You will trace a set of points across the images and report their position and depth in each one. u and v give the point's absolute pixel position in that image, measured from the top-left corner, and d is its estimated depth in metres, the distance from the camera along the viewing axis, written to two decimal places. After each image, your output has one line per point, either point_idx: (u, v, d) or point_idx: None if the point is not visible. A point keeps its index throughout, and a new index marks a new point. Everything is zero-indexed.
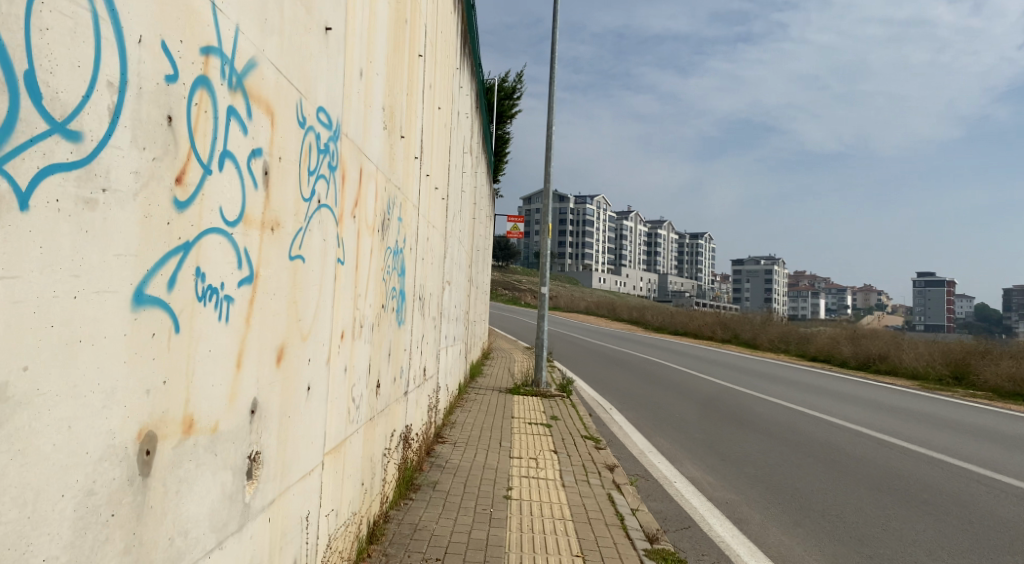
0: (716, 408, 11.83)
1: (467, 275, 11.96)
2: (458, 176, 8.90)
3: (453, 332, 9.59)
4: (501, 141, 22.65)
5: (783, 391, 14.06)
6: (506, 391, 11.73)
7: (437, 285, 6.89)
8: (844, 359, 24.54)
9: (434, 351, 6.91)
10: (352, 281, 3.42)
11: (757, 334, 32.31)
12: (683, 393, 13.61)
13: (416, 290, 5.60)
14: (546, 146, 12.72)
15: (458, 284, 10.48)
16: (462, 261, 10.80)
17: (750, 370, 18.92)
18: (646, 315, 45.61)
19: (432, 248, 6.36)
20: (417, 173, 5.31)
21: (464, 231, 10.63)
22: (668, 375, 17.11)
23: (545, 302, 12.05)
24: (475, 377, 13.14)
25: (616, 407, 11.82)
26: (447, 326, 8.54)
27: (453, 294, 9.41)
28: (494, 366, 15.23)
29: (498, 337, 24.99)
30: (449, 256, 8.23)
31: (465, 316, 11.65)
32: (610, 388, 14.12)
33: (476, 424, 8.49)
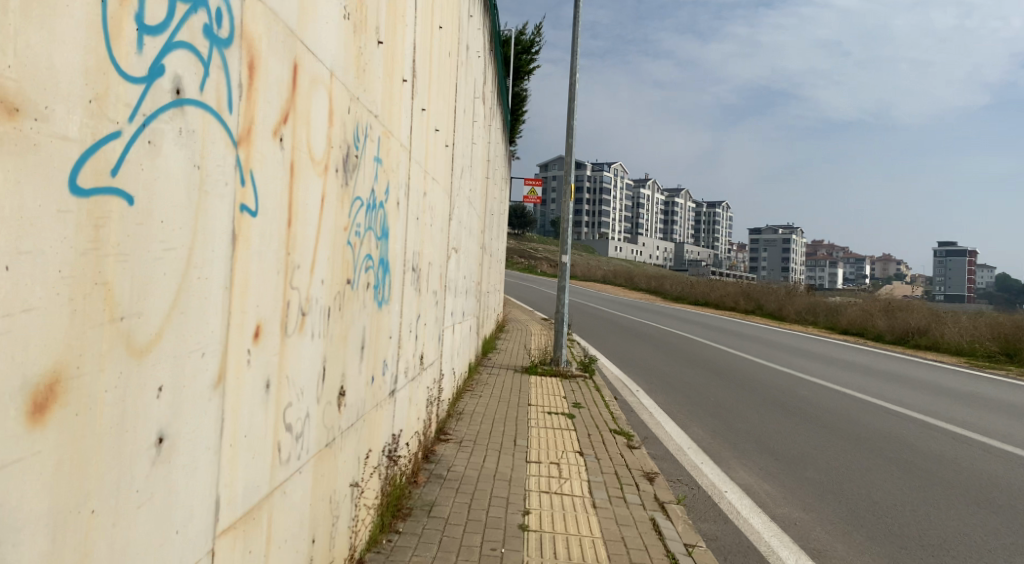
0: (756, 391, 10.55)
1: (479, 241, 10.67)
2: (468, 124, 7.52)
3: (462, 306, 8.33)
4: (518, 98, 21.08)
5: (826, 370, 12.75)
6: (521, 370, 10.54)
7: (438, 252, 5.59)
8: (879, 333, 23.14)
9: (434, 333, 5.64)
10: (281, 242, 2.14)
11: (784, 305, 30.83)
12: (717, 372, 12.32)
13: (408, 260, 4.31)
14: (568, 98, 11.26)
15: (468, 252, 9.15)
16: (473, 226, 9.47)
17: (784, 345, 17.57)
18: (666, 285, 44.16)
19: (431, 207, 5.04)
20: (407, 102, 3.97)
21: (476, 191, 9.27)
22: (694, 350, 15.83)
23: (567, 271, 10.74)
24: (487, 354, 11.92)
25: (644, 389, 10.57)
26: (454, 301, 7.26)
27: (461, 264, 8.11)
28: (509, 341, 14.02)
29: (513, 308, 23.79)
30: (455, 218, 6.89)
31: (476, 288, 10.36)
32: (634, 366, 12.87)
33: (485, 413, 7.26)
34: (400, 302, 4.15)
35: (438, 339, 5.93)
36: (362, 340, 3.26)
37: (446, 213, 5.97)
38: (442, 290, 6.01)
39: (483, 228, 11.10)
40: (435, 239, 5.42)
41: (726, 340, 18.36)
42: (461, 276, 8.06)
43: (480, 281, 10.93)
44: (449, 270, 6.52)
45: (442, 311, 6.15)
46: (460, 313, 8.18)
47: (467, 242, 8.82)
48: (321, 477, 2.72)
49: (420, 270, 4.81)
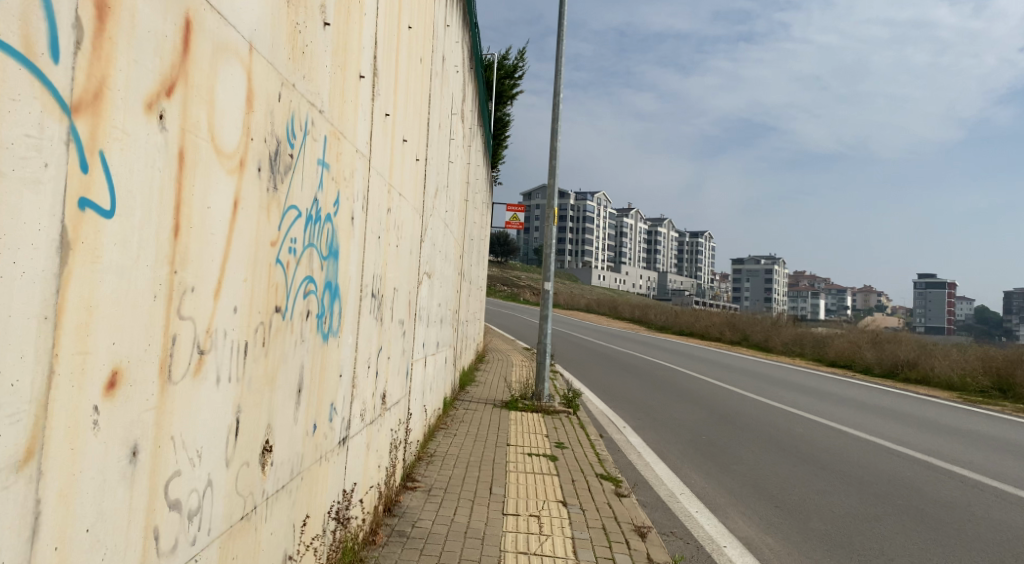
0: (749, 429, 9.99)
1: (458, 269, 10.11)
2: (444, 142, 6.99)
3: (438, 338, 7.73)
4: (501, 124, 20.67)
5: (819, 405, 12.24)
6: (501, 405, 9.92)
7: (406, 278, 5.02)
8: (868, 366, 22.74)
9: (400, 369, 5.04)
10: (161, 259, 1.58)
11: (769, 337, 30.47)
12: (706, 408, 11.76)
13: (367, 287, 3.73)
14: (552, 121, 10.78)
15: (446, 280, 8.57)
16: (451, 253, 8.90)
17: (773, 378, 17.09)
18: (650, 315, 43.72)
19: (397, 229, 4.48)
20: (366, 105, 3.43)
21: (454, 215, 8.71)
22: (681, 383, 15.28)
23: (550, 301, 10.19)
24: (466, 388, 11.27)
25: (631, 426, 10.00)
26: (427, 332, 6.66)
27: (438, 291, 7.51)
28: (489, 373, 13.40)
29: (495, 337, 23.16)
30: (428, 243, 6.31)
31: (454, 318, 9.76)
32: (620, 401, 12.29)
33: (459, 456, 6.62)
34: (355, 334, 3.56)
35: (406, 376, 5.33)
36: (298, 383, 2.67)
37: (416, 236, 5.40)
38: (410, 321, 5.43)
39: (462, 255, 10.55)
40: (403, 264, 4.85)
41: (714, 372, 17.84)
42: (436, 305, 7.46)
43: (458, 311, 10.34)
44: (420, 299, 5.94)
45: (411, 344, 5.54)
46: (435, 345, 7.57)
47: (445, 268, 8.22)
48: (230, 562, 2.12)
49: (382, 298, 4.23)
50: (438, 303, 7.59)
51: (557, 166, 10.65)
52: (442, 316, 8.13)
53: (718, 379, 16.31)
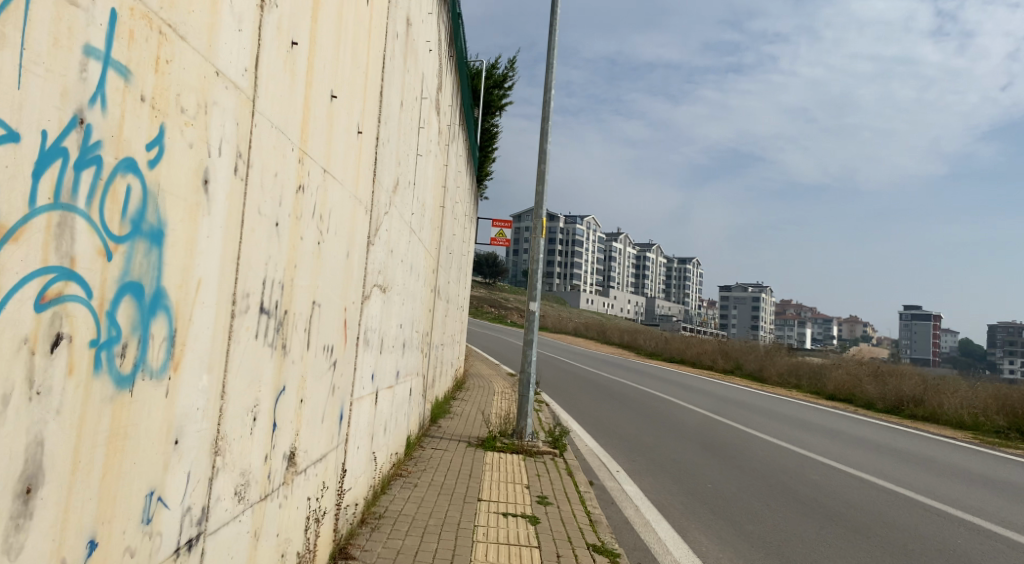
0: (760, 477, 8.72)
1: (431, 286, 8.79)
2: (408, 128, 5.69)
3: (399, 366, 6.40)
4: (488, 136, 19.44)
5: (835, 449, 11.00)
6: (476, 443, 8.58)
7: (338, 290, 3.71)
8: (870, 400, 21.52)
9: (327, 415, 3.73)
10: None
11: (764, 366, 29.26)
12: (709, 449, 10.49)
13: (246, 297, 2.42)
14: (542, 123, 9.52)
15: (414, 299, 7.26)
16: (422, 265, 7.59)
17: (775, 413, 15.84)
18: (640, 340, 42.48)
19: (318, 216, 3.18)
20: (241, 5, 2.15)
21: (424, 220, 7.41)
22: (677, 417, 14.02)
23: (535, 324, 8.88)
24: (437, 422, 9.90)
25: (625, 470, 8.72)
26: (379, 363, 5.33)
27: (399, 311, 6.18)
28: (467, 403, 12.05)
29: (477, 361, 21.83)
30: (382, 248, 5.00)
31: (425, 342, 8.42)
32: (611, 437, 11.01)
33: (416, 518, 5.27)
34: (219, 371, 2.25)
35: (338, 421, 3.99)
36: (27, 476, 1.35)
37: (358, 238, 4.10)
38: (348, 350, 4.13)
39: (437, 270, 9.25)
40: (332, 270, 3.54)
41: (711, 404, 16.55)
42: (397, 328, 6.13)
43: (430, 333, 9.02)
44: (365, 319, 4.60)
45: (349, 379, 4.22)
46: (395, 376, 6.23)
47: (412, 282, 6.91)
48: None
49: (288, 316, 2.91)
50: (400, 325, 6.26)
51: (547, 173, 9.40)
52: (407, 341, 6.80)
53: (716, 412, 15.05)
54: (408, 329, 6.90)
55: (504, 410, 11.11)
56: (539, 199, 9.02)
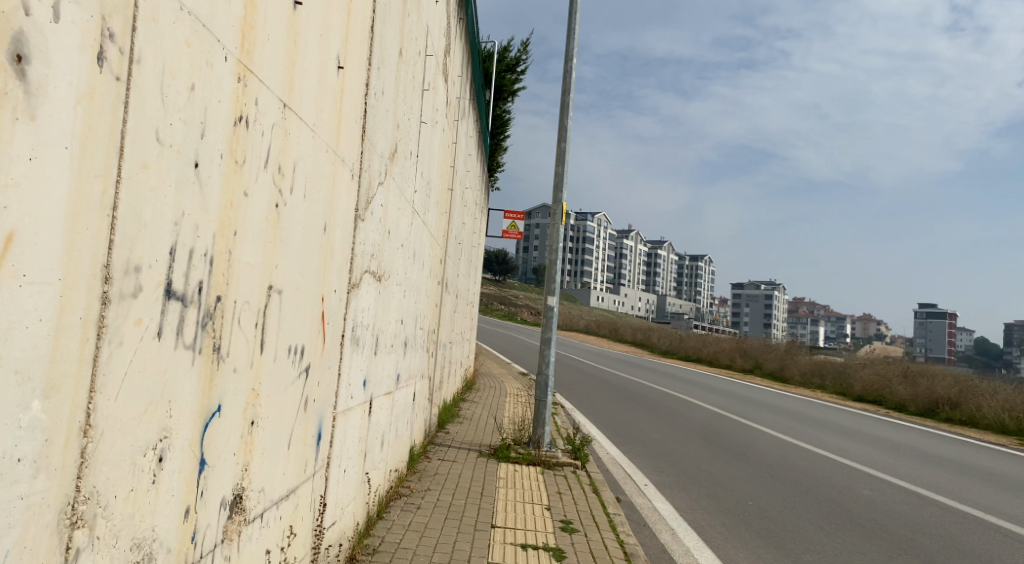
0: (805, 494, 7.85)
1: (438, 277, 7.90)
2: (408, 86, 4.78)
3: (400, 368, 5.51)
4: (499, 123, 18.51)
5: (878, 459, 10.10)
6: (488, 454, 7.69)
7: (310, 271, 2.81)
8: (900, 402, 20.47)
9: (295, 437, 2.83)
10: None
11: (785, 366, 28.24)
12: (742, 459, 9.61)
13: (139, 272, 1.54)
14: (561, 97, 8.57)
15: (420, 292, 6.38)
16: (428, 252, 6.70)
17: (805, 416, 14.89)
18: (654, 338, 41.44)
19: (271, 165, 2.29)
20: None
21: (430, 202, 6.51)
22: (700, 419, 13.14)
23: (554, 321, 7.98)
24: (444, 428, 9.02)
25: (654, 484, 7.85)
26: (375, 367, 4.45)
27: (400, 304, 5.28)
28: (477, 407, 11.18)
29: (487, 359, 20.98)
30: (376, 226, 4.10)
31: (431, 340, 7.53)
32: (633, 443, 10.15)
33: (418, 552, 4.39)
34: (79, 392, 1.37)
35: (314, 442, 3.11)
36: None
37: (340, 207, 3.20)
38: (329, 350, 3.23)
39: (445, 259, 8.32)
40: (299, 244, 2.64)
41: (735, 405, 15.62)
42: (397, 323, 5.23)
43: (438, 330, 8.14)
44: (353, 314, 3.70)
45: (330, 388, 3.33)
46: (395, 379, 5.33)
47: (417, 270, 6.02)
48: None
49: (224, 303, 2.02)
50: (400, 321, 5.37)
51: (567, 152, 8.47)
52: (410, 338, 5.91)
53: (741, 414, 14.15)
54: (411, 325, 6.01)
55: (518, 415, 10.23)
56: (559, 181, 8.09)
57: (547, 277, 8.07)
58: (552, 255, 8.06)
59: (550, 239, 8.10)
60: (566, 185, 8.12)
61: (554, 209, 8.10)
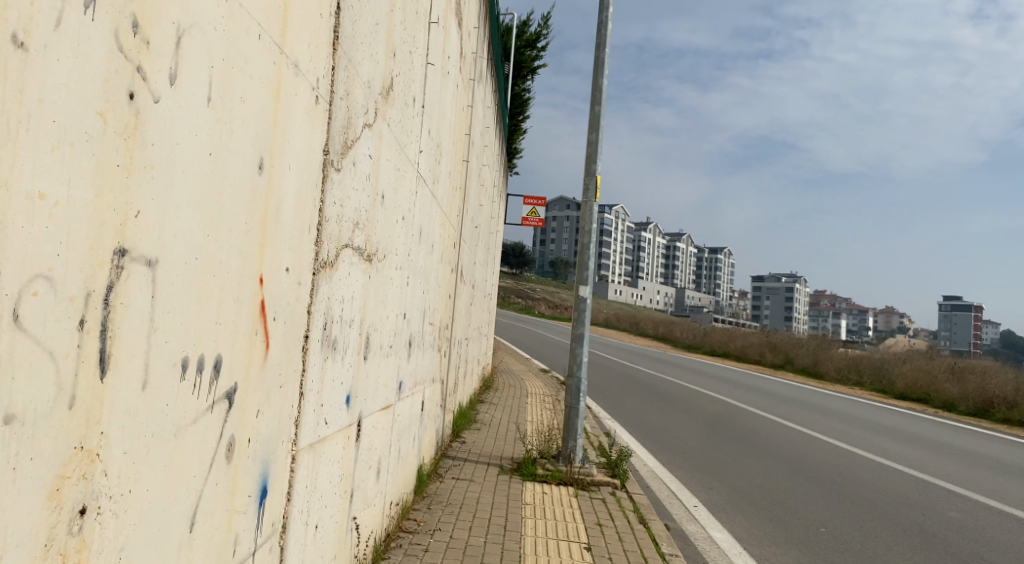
0: (883, 518, 6.71)
1: (452, 264, 6.80)
2: (409, 7, 3.65)
3: (402, 375, 4.40)
4: (518, 104, 17.37)
5: (952, 470, 8.91)
6: (511, 470, 6.58)
7: (227, 234, 1.67)
8: (949, 400, 19.08)
9: (208, 509, 1.70)
10: None
11: (818, 361, 26.93)
12: (797, 470, 8.47)
13: None
14: (595, 56, 7.40)
15: (428, 282, 5.26)
16: (438, 234, 5.58)
17: (854, 416, 13.66)
18: (677, 332, 40.10)
19: (105, 10, 1.16)
20: None
21: (441, 171, 5.39)
22: (740, 420, 11.99)
23: (587, 315, 6.82)
24: (460, 436, 7.92)
25: (705, 506, 6.73)
26: (363, 378, 3.32)
27: (400, 295, 4.15)
28: (496, 410, 10.09)
29: (507, 355, 19.92)
30: (362, 186, 2.96)
31: (443, 339, 6.43)
32: (672, 452, 9.04)
33: None
34: None
35: (252, 504, 1.99)
36: None
37: (291, 141, 2.07)
38: (274, 360, 2.11)
39: (460, 243, 7.21)
40: (194, 177, 1.50)
41: (775, 404, 14.42)
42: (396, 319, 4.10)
43: (451, 325, 7.04)
44: (324, 305, 2.57)
45: (280, 418, 2.20)
46: (395, 391, 4.21)
47: (423, 254, 4.88)
48: None
49: None
50: (402, 317, 4.24)
51: (602, 119, 7.30)
52: (415, 337, 4.78)
53: (783, 413, 12.97)
54: (417, 323, 4.89)
55: (543, 421, 9.11)
56: (592, 152, 6.92)
57: (579, 266, 6.90)
58: (585, 237, 6.91)
59: (582, 221, 6.93)
60: (601, 156, 6.96)
61: (587, 186, 6.94)
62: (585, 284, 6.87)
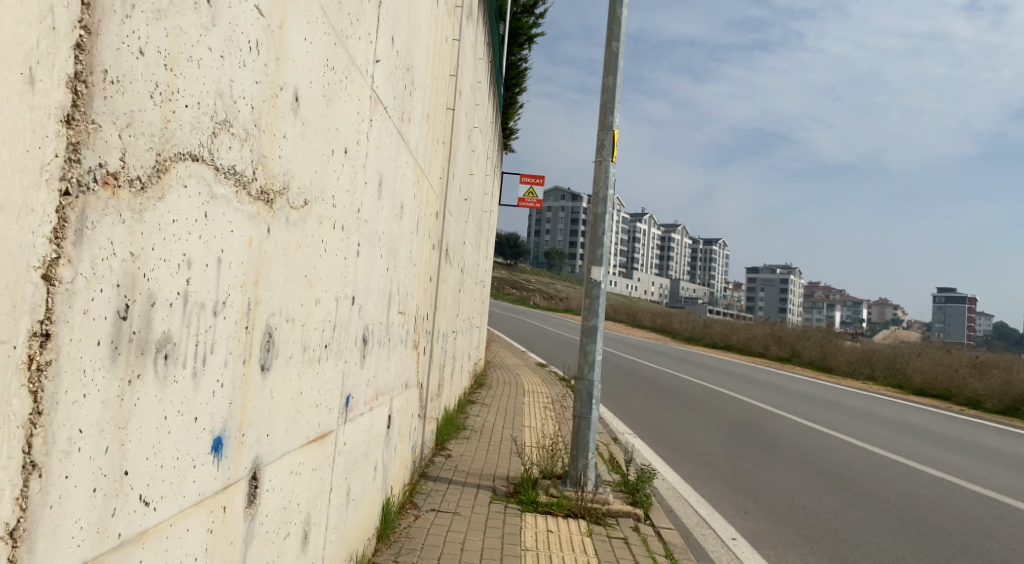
0: (968, 555, 5.50)
1: (434, 240, 5.45)
2: None
3: (350, 385, 3.05)
4: (514, 75, 15.98)
5: (1017, 484, 7.76)
6: (506, 497, 5.25)
7: None
8: (973, 395, 17.68)
9: None
10: None
11: (826, 355, 25.75)
12: (843, 489, 7.30)
13: None
14: None
15: (397, 259, 3.89)
16: (413, 194, 4.22)
17: (879, 414, 12.50)
18: (677, 324, 38.79)
19: None
20: None
21: (415, 109, 4.04)
22: (761, 422, 10.80)
23: (602, 303, 5.47)
24: (444, 449, 6.60)
25: (748, 539, 5.47)
26: (259, 402, 1.96)
27: (342, 268, 2.77)
28: (488, 413, 8.79)
29: (501, 348, 18.62)
30: (235, 49, 1.59)
31: (421, 335, 5.09)
32: (694, 466, 7.84)
33: None
34: None
35: None
36: None
37: None
38: None
39: (444, 215, 5.85)
40: None
41: (794, 401, 13.19)
42: (337, 304, 2.72)
43: (433, 317, 5.70)
44: (113, 264, 1.19)
45: None
46: (336, 410, 2.85)
47: (387, 217, 3.50)
48: None
49: None
50: (346, 303, 2.87)
51: (619, 61, 5.93)
52: (374, 332, 3.42)
53: (805, 413, 11.81)
54: (378, 313, 3.51)
55: (544, 431, 7.81)
56: (609, 101, 5.56)
57: (591, 243, 5.55)
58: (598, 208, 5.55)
59: (594, 186, 5.57)
60: (618, 107, 5.61)
61: (601, 143, 5.58)
62: (600, 266, 5.51)
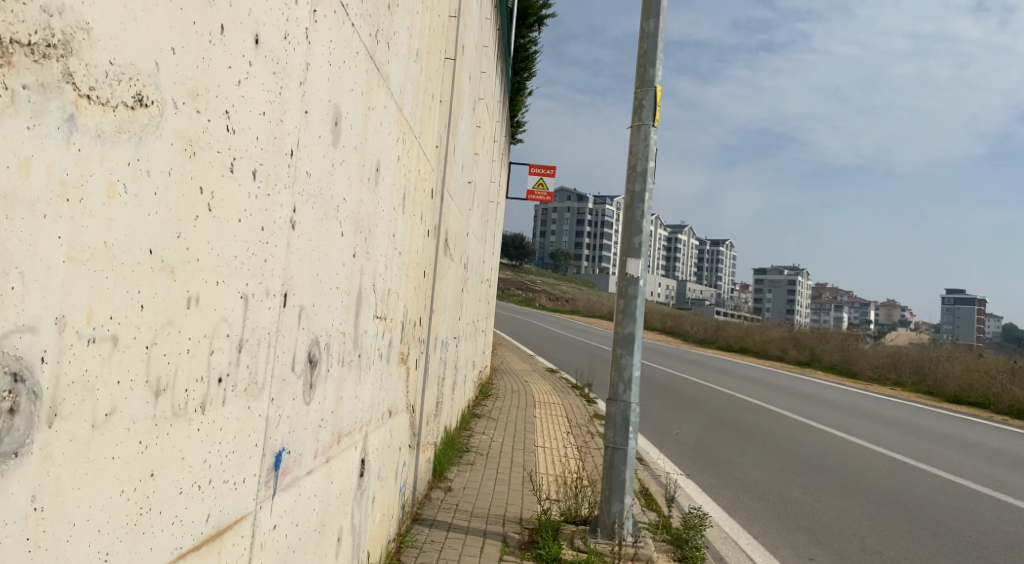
0: None
1: (430, 226, 4.34)
2: None
3: (283, 436, 1.92)
4: (522, 58, 14.83)
5: None
6: (520, 551, 4.12)
7: None
8: (1016, 403, 16.42)
9: None
10: None
11: (849, 359, 24.54)
12: (918, 530, 6.18)
13: None
14: None
15: (373, 242, 2.78)
16: (398, 156, 3.11)
17: (925, 427, 11.38)
18: (688, 325, 37.58)
19: None
20: None
21: (398, 34, 2.91)
22: (800, 438, 9.69)
23: (640, 305, 4.34)
24: (443, 480, 5.47)
25: None
26: None
27: (259, 243, 1.66)
28: (496, 431, 7.67)
29: (508, 351, 17.51)
30: None
31: (412, 345, 3.98)
32: (737, 497, 6.73)
33: None
34: None
35: None
36: None
37: None
38: None
39: (442, 195, 4.73)
40: None
41: (830, 412, 12.07)
42: (247, 305, 1.62)
43: (428, 320, 4.58)
44: None
45: None
46: (255, 479, 1.74)
47: (352, 177, 2.39)
48: None
49: None
50: (270, 304, 1.75)
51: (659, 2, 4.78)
52: (331, 348, 2.30)
53: (846, 427, 10.68)
54: (341, 318, 2.39)
55: (561, 457, 6.67)
56: (649, 51, 4.43)
57: (625, 230, 4.42)
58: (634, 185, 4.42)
59: (630, 158, 4.44)
60: (661, 58, 4.47)
61: (639, 105, 4.45)
62: (637, 258, 4.38)
